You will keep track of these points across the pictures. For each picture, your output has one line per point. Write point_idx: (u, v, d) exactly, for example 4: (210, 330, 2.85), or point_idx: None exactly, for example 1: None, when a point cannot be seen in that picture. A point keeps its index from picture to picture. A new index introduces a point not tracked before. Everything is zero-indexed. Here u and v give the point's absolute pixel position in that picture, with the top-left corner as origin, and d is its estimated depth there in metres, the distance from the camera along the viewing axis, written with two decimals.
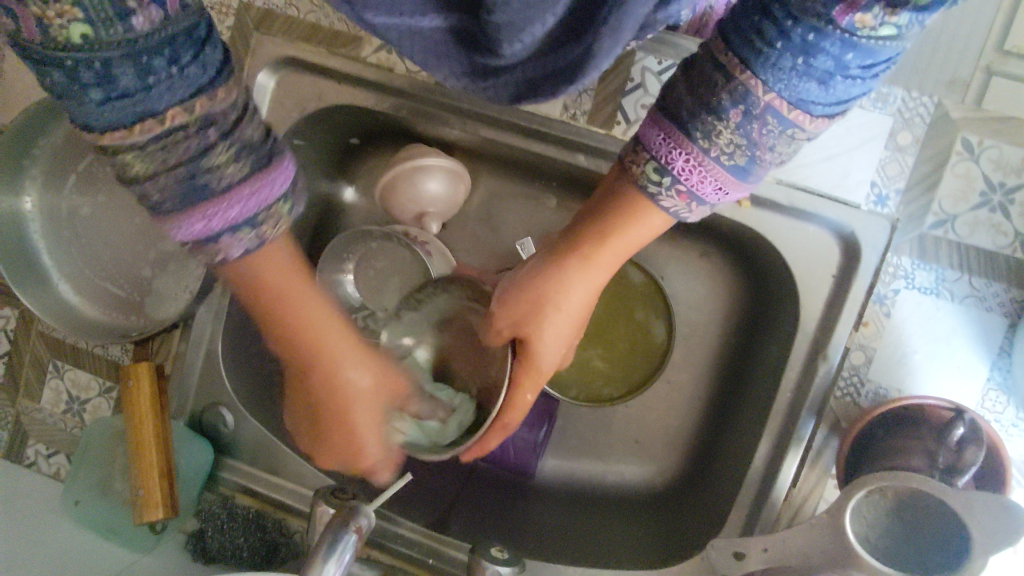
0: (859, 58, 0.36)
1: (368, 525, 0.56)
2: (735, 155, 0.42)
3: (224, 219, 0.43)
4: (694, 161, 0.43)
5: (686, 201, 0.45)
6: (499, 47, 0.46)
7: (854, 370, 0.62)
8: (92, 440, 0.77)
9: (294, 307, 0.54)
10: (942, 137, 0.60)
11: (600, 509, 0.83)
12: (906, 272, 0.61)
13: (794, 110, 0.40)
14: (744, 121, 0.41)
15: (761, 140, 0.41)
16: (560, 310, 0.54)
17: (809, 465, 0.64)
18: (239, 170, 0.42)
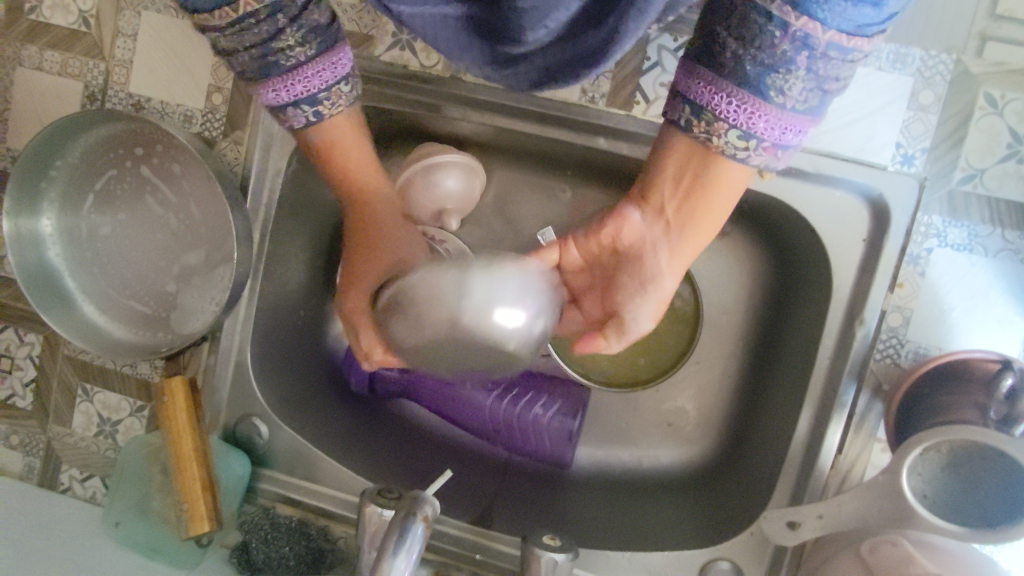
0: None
1: (433, 514, 0.59)
2: (809, 97, 0.35)
3: (294, 91, 0.46)
4: (775, 119, 0.35)
5: (773, 154, 0.37)
6: (523, 36, 0.47)
7: (892, 332, 0.62)
8: (128, 461, 0.76)
9: (352, 162, 0.54)
10: (965, 92, 0.60)
11: (639, 494, 0.82)
12: (938, 231, 0.61)
13: (855, 36, 0.32)
14: (810, 62, 0.33)
15: (828, 75, 0.34)
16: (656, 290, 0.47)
17: (853, 431, 0.64)
18: (306, 53, 0.44)
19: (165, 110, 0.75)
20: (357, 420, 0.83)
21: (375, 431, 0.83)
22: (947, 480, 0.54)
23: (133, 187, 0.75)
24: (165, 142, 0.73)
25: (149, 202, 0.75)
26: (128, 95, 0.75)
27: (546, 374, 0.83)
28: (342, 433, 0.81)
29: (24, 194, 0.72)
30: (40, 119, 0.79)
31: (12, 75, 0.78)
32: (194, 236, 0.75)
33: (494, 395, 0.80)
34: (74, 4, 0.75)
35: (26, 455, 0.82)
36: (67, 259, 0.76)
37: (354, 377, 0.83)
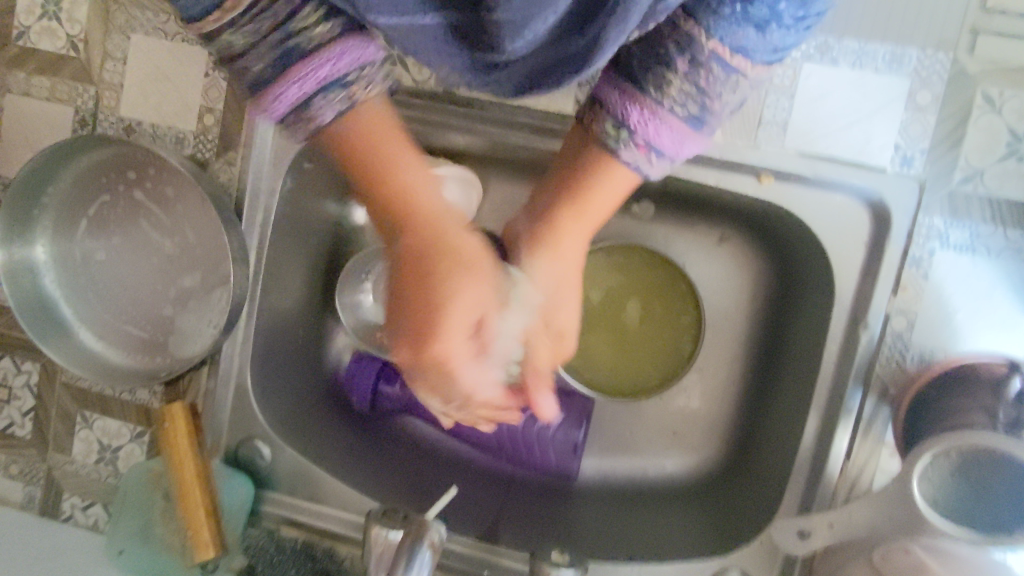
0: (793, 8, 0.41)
1: (441, 538, 0.58)
2: (688, 105, 0.45)
3: (315, 75, 0.44)
4: (648, 112, 0.45)
5: (645, 153, 0.46)
6: (501, 45, 0.45)
7: (897, 336, 0.62)
8: (129, 488, 0.75)
9: (398, 164, 0.50)
10: (962, 91, 0.59)
11: (646, 504, 0.82)
12: (939, 232, 0.60)
13: (735, 56, 0.43)
14: (692, 69, 0.43)
15: (709, 88, 0.44)
16: (561, 284, 0.53)
17: (860, 437, 0.63)
18: (326, 31, 0.44)
19: (157, 133, 0.74)
20: (359, 438, 0.82)
21: (378, 449, 0.82)
22: (955, 485, 0.53)
23: (127, 211, 0.74)
24: (158, 165, 0.72)
25: (144, 226, 0.74)
26: (118, 118, 0.75)
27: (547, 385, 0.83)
28: (345, 451, 0.80)
29: (18, 222, 0.72)
30: (29, 145, 0.78)
31: (2, 101, 0.77)
32: (189, 259, 0.74)
33: None
34: (62, 28, 0.75)
35: (26, 484, 0.81)
36: (62, 285, 0.75)
37: (354, 395, 0.82)
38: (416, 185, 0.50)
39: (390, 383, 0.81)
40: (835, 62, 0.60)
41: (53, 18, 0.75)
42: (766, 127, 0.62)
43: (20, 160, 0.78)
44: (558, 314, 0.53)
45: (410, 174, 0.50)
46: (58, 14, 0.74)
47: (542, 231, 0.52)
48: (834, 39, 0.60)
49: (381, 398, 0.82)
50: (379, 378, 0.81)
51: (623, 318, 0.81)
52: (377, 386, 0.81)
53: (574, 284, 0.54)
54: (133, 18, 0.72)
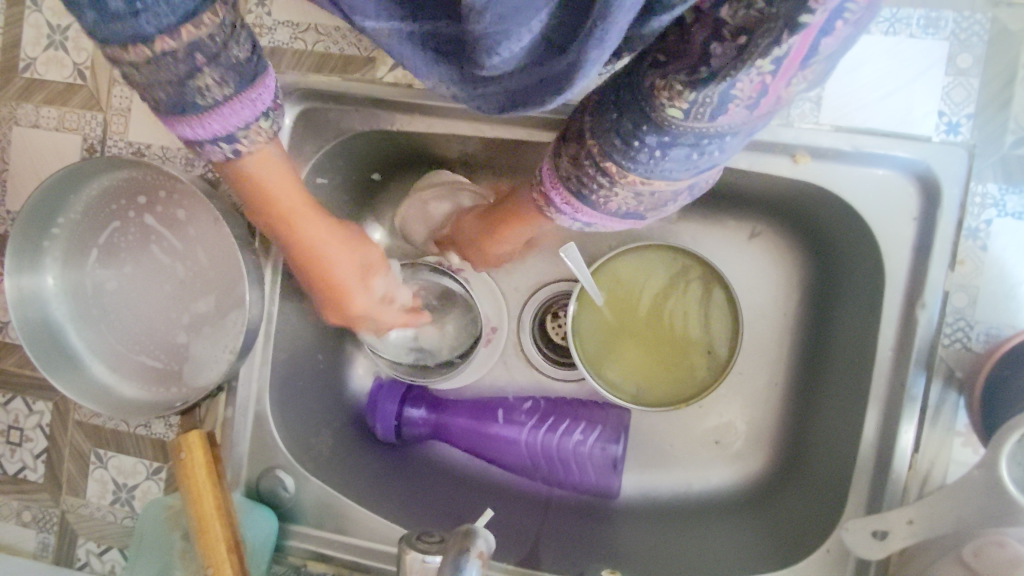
0: (662, 140, 0.40)
1: (489, 546, 0.54)
2: (583, 188, 0.47)
3: (212, 130, 0.42)
4: (555, 180, 0.49)
5: (547, 203, 0.51)
6: (479, 60, 0.41)
7: (959, 314, 0.58)
8: (145, 529, 0.71)
9: (289, 211, 0.52)
10: (1006, 52, 0.56)
11: (692, 520, 0.76)
12: (996, 200, 0.57)
13: (612, 165, 0.43)
14: (586, 164, 0.45)
15: (598, 184, 0.45)
16: (465, 248, 0.70)
17: (929, 427, 0.59)
18: (223, 91, 0.40)
19: (166, 155, 0.72)
20: (388, 468, 0.79)
21: (408, 476, 0.79)
22: None
23: (138, 236, 0.72)
24: (169, 186, 0.70)
25: (155, 251, 0.72)
26: (126, 143, 0.73)
27: (581, 399, 0.79)
28: (371, 479, 0.77)
29: (26, 253, 0.69)
30: (36, 177, 0.76)
31: (9, 134, 0.76)
32: (202, 282, 0.71)
33: (527, 427, 0.78)
34: (69, 57, 0.74)
35: (39, 531, 0.77)
36: (74, 318, 0.72)
37: (379, 426, 0.78)
38: (305, 223, 0.53)
39: (418, 407, 0.79)
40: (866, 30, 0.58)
41: (59, 48, 0.74)
42: (798, 104, 0.59)
43: (27, 193, 0.76)
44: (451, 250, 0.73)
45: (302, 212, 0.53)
46: (65, 43, 0.74)
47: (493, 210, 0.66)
48: None
49: (406, 424, 0.79)
50: (403, 403, 0.78)
51: (654, 323, 0.78)
52: (401, 412, 0.78)
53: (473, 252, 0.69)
54: None
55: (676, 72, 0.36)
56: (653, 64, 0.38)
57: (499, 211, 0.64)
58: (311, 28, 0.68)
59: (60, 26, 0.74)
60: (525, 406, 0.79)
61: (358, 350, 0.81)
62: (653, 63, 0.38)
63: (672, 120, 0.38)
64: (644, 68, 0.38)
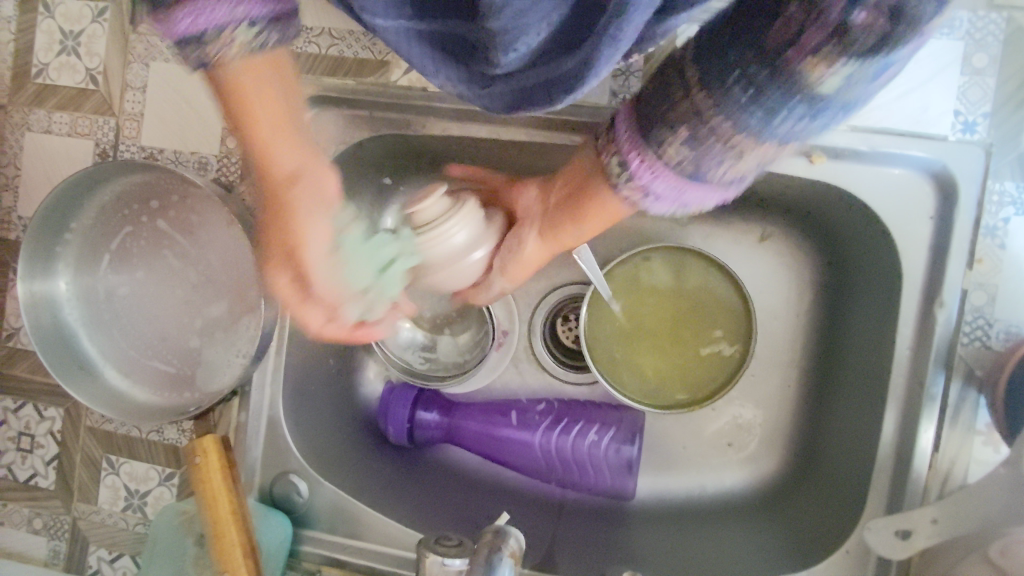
0: (808, 107, 0.36)
1: (518, 547, 0.56)
2: (685, 166, 0.42)
3: (190, 18, 0.44)
4: (651, 167, 0.43)
5: (642, 195, 0.46)
6: (495, 57, 0.45)
7: (977, 312, 0.58)
8: (157, 535, 0.70)
9: (260, 115, 0.53)
10: (1021, 52, 0.57)
11: (709, 521, 0.76)
12: (1013, 198, 0.57)
13: (737, 137, 0.39)
14: (692, 142, 0.40)
15: (711, 158, 0.41)
16: (521, 267, 0.64)
17: (949, 425, 0.59)
18: (212, 4, 0.44)
19: (178, 159, 0.72)
20: (401, 472, 0.78)
21: (421, 480, 0.78)
22: None
23: (151, 241, 0.71)
24: (182, 191, 0.70)
25: (167, 256, 0.72)
26: (139, 148, 0.73)
27: (593, 401, 0.79)
28: (384, 483, 0.76)
29: (39, 257, 0.69)
30: (48, 182, 0.76)
31: (21, 140, 0.76)
32: (215, 286, 0.71)
33: (541, 429, 0.78)
34: (81, 63, 0.74)
35: (49, 539, 0.77)
36: (86, 323, 0.72)
37: (391, 429, 0.77)
38: (274, 143, 0.55)
39: (430, 409, 0.78)
40: None
41: (72, 53, 0.74)
42: None
43: (38, 198, 0.76)
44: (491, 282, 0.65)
45: (268, 141, 0.54)
46: (77, 49, 0.74)
47: (550, 213, 0.62)
48: None
49: (419, 428, 0.79)
50: (415, 406, 0.78)
51: (667, 324, 0.77)
52: (413, 415, 0.78)
53: (540, 259, 0.65)
54: (153, 47, 0.72)
55: (814, 36, 0.33)
56: (780, 28, 0.34)
57: (570, 201, 0.59)
58: (325, 32, 0.70)
59: (72, 32, 0.74)
60: (539, 408, 0.79)
61: (370, 354, 0.81)
62: (777, 27, 0.35)
63: (821, 90, 0.35)
64: (766, 33, 0.35)
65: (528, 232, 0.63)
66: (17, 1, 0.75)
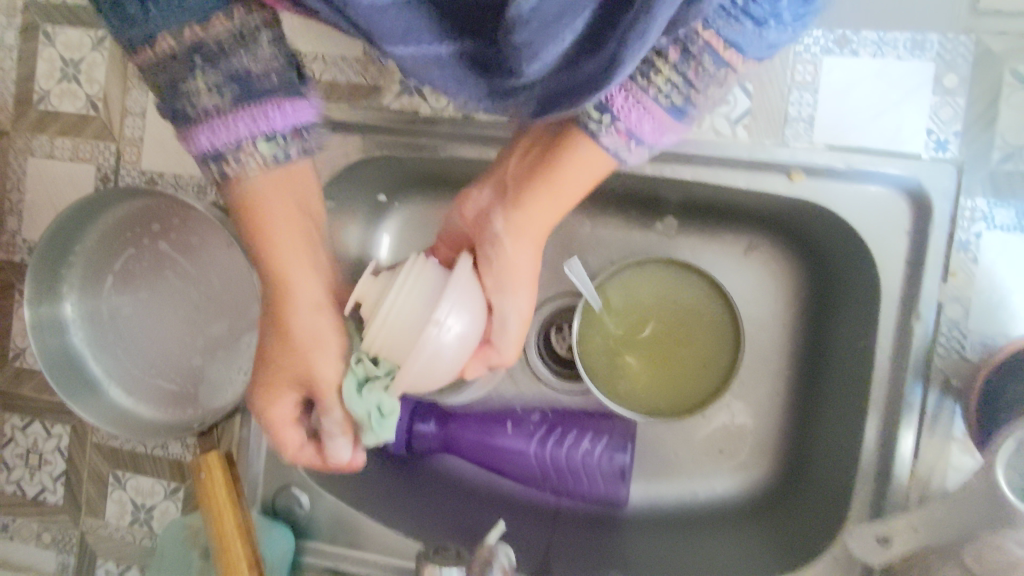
0: (791, 8, 0.43)
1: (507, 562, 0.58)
2: (673, 95, 0.46)
3: (205, 139, 0.47)
4: (634, 99, 0.47)
5: (626, 137, 0.49)
6: (518, 69, 0.44)
7: (953, 324, 0.60)
8: (164, 548, 0.72)
9: (279, 238, 0.52)
10: (990, 72, 0.59)
11: (700, 527, 0.78)
12: (985, 213, 0.59)
13: (726, 50, 0.44)
14: (683, 60, 0.45)
15: (696, 80, 0.46)
16: (524, 273, 0.55)
17: (927, 434, 0.60)
18: (221, 99, 0.46)
19: (178, 183, 0.74)
20: (400, 482, 0.80)
21: (419, 490, 0.81)
22: None
23: (152, 263, 0.73)
24: (182, 214, 0.72)
25: (169, 276, 0.73)
26: (140, 172, 0.75)
27: (587, 410, 0.81)
28: (384, 494, 0.78)
29: (44, 280, 0.71)
30: (51, 205, 0.78)
31: (24, 164, 0.78)
32: (216, 306, 0.73)
33: (535, 439, 0.80)
34: (82, 90, 0.76)
35: (59, 552, 0.79)
36: (91, 343, 0.74)
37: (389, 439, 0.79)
38: (294, 270, 0.53)
39: (427, 421, 0.80)
40: (856, 53, 0.60)
41: (73, 80, 0.76)
42: (792, 124, 0.61)
43: (42, 221, 0.78)
44: (495, 309, 0.54)
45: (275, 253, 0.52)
46: (78, 76, 0.76)
47: (510, 191, 0.57)
48: (852, 31, 0.60)
49: (417, 438, 0.80)
50: (413, 418, 0.80)
51: (658, 334, 0.79)
52: (411, 427, 0.80)
53: (534, 252, 0.55)
54: None
55: None
56: None
57: (543, 170, 0.54)
58: (318, 57, 0.71)
59: (73, 60, 0.76)
60: (533, 418, 0.81)
61: None
62: None
63: None
64: None
65: (501, 231, 0.55)
66: (17, 30, 0.77)
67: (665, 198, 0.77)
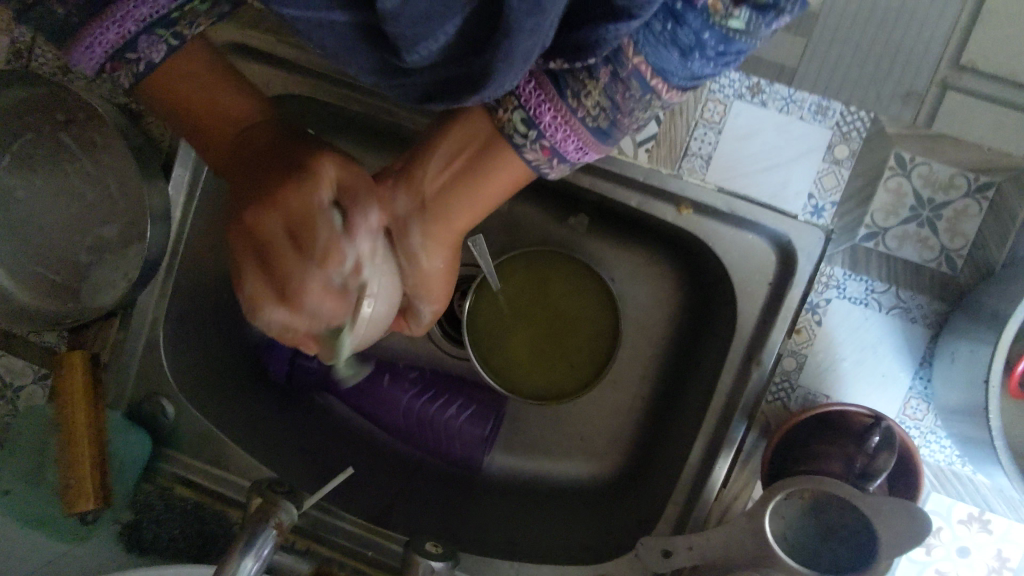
0: (717, 44, 0.40)
1: (290, 521, 0.57)
2: (600, 118, 0.46)
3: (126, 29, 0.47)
4: (560, 118, 0.46)
5: (548, 156, 0.49)
6: (400, 55, 0.44)
7: (785, 375, 0.64)
8: (21, 430, 0.74)
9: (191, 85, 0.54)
10: (877, 152, 0.62)
11: (543, 503, 0.84)
12: (838, 282, 0.63)
13: (654, 75, 0.42)
14: (611, 81, 0.43)
15: (623, 104, 0.45)
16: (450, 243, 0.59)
17: (738, 468, 0.66)
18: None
19: (92, 75, 0.73)
20: (277, 407, 0.83)
21: (291, 419, 0.83)
22: (808, 528, 0.55)
23: (54, 152, 0.73)
24: (89, 109, 0.71)
25: (69, 169, 0.73)
26: (54, 54, 0.73)
27: (464, 377, 0.85)
28: (251, 418, 0.80)
29: None
30: None
31: None
32: (111, 207, 0.73)
33: (409, 393, 0.83)
34: None
35: None
36: None
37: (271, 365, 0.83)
38: (239, 104, 0.56)
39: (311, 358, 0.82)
40: (765, 103, 0.63)
41: None
42: (691, 159, 0.64)
43: None
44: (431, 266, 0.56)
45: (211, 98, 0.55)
46: None
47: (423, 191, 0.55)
48: (767, 81, 0.63)
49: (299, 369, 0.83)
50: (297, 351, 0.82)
51: (544, 321, 0.82)
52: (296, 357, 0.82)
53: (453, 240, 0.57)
54: None
55: None
56: None
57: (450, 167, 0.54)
58: None
59: None
60: (411, 374, 0.84)
61: None
62: None
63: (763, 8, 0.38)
64: None
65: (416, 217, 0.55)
66: None
67: (575, 197, 0.79)
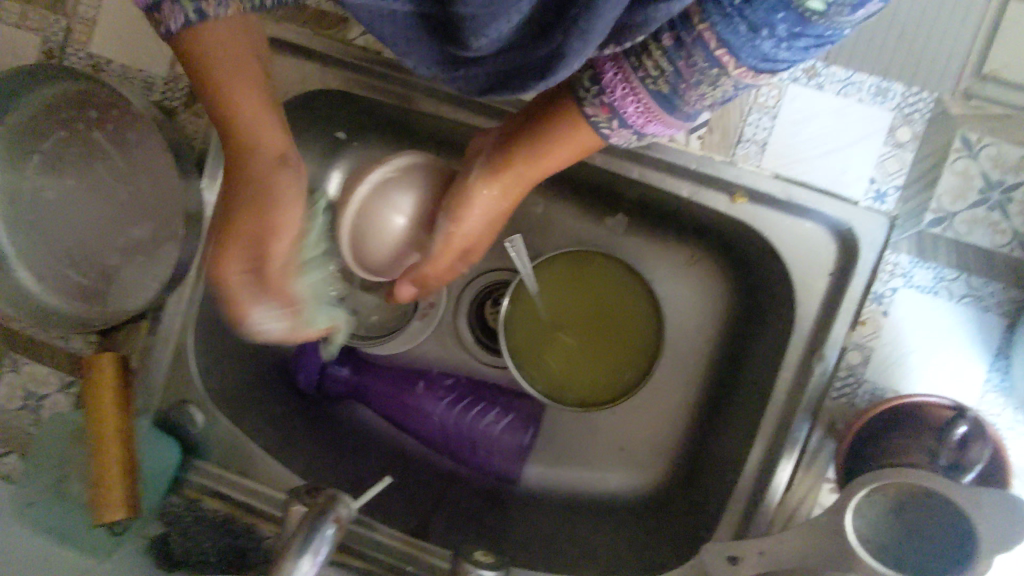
0: (790, 25, 0.36)
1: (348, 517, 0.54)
2: (661, 85, 0.43)
3: None
4: (624, 77, 0.44)
5: (608, 114, 0.47)
6: (466, 42, 0.42)
7: (851, 369, 0.60)
8: (44, 440, 0.71)
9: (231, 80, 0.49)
10: (941, 135, 0.60)
11: (585, 515, 0.79)
12: (904, 270, 0.60)
13: (721, 49, 0.39)
14: (675, 48, 0.40)
15: (687, 75, 0.41)
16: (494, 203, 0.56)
17: (805, 468, 0.61)
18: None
19: (125, 74, 0.71)
20: (303, 418, 0.80)
21: (320, 428, 0.81)
22: (892, 527, 0.51)
23: (85, 151, 0.71)
24: (122, 106, 0.69)
25: (98, 168, 0.71)
26: (87, 53, 0.72)
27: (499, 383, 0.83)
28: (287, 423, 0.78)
29: None
30: None
31: None
32: (142, 207, 0.71)
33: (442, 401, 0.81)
34: None
35: None
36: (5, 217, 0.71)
37: (303, 374, 0.81)
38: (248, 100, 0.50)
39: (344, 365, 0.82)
40: (821, 87, 0.61)
41: None
42: (745, 145, 0.61)
43: None
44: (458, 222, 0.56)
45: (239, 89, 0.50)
46: None
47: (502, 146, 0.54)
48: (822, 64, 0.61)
49: (330, 378, 0.82)
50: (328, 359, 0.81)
51: (580, 323, 0.79)
52: (326, 366, 0.81)
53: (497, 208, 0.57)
54: None
55: None
56: None
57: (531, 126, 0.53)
58: None
59: None
60: (446, 381, 0.81)
61: None
62: None
63: None
64: None
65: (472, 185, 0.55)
66: None
67: (615, 194, 0.77)
